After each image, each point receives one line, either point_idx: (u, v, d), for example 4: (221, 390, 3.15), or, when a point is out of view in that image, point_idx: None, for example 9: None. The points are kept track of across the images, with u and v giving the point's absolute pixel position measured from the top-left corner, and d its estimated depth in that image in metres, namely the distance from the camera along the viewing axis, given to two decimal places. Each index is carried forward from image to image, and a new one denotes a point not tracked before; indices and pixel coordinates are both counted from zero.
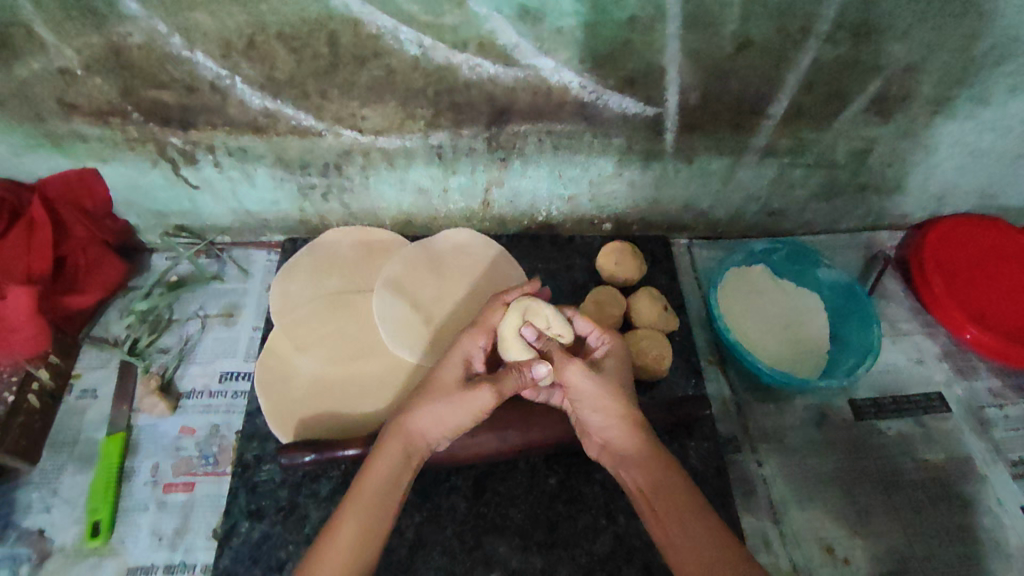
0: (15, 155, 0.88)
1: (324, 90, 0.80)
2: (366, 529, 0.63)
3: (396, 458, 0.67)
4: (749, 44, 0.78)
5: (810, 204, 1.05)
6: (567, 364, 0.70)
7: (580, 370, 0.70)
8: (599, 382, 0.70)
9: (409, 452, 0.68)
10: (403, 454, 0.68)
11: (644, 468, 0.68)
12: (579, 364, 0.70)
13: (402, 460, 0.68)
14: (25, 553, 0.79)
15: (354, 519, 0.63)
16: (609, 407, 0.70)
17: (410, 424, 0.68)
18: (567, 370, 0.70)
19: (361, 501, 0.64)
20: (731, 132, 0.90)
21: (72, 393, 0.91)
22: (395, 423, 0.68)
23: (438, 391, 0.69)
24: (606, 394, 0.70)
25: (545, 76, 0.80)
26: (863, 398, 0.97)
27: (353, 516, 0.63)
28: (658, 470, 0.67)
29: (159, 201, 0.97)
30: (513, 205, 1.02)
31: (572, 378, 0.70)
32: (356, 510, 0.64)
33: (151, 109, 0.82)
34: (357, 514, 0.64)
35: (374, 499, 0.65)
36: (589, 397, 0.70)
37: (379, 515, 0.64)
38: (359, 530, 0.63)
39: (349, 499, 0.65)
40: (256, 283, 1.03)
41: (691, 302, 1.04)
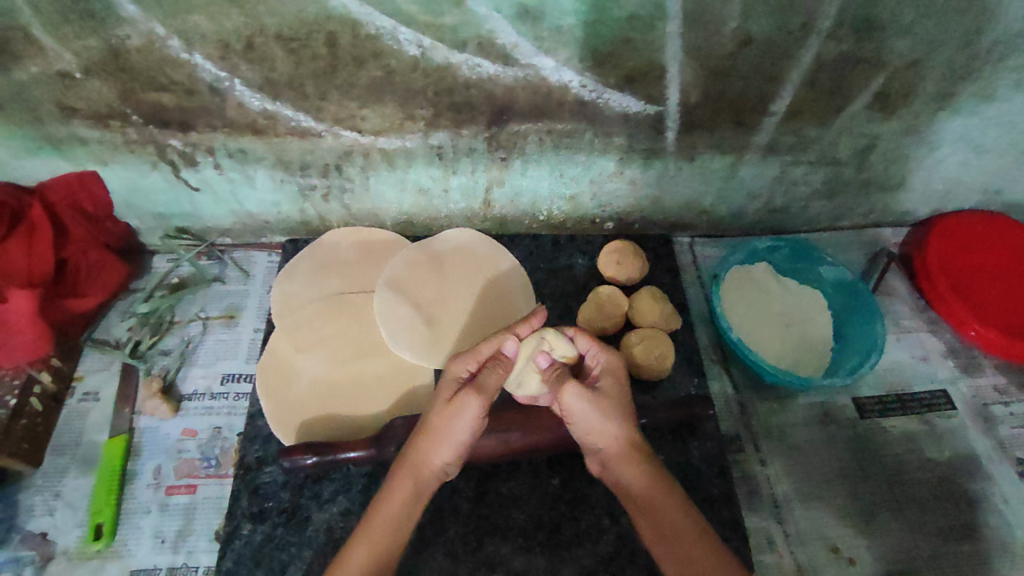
0: (16, 159, 0.88)
1: (323, 91, 0.80)
2: (378, 561, 0.66)
3: (405, 488, 0.68)
4: (750, 41, 0.77)
5: (813, 201, 1.05)
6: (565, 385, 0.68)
7: (576, 392, 0.68)
8: (593, 404, 0.69)
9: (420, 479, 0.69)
10: (413, 487, 0.68)
11: (653, 507, 0.68)
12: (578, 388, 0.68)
13: (412, 493, 0.69)
14: (28, 556, 0.79)
15: (364, 552, 0.66)
16: (607, 431, 0.69)
17: (417, 455, 0.68)
18: (566, 393, 0.68)
19: (372, 532, 0.67)
20: (733, 130, 0.90)
21: (74, 395, 0.91)
22: (403, 459, 0.69)
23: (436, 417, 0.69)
24: (600, 421, 0.69)
25: (545, 76, 0.80)
26: (867, 396, 0.96)
27: (365, 549, 0.66)
28: (667, 510, 0.68)
29: (160, 203, 0.97)
30: (513, 204, 1.01)
31: (568, 401, 0.68)
32: (368, 537, 0.67)
33: (150, 112, 0.82)
34: (369, 547, 0.66)
35: (384, 532, 0.67)
36: (596, 426, 0.69)
37: (389, 548, 0.67)
38: (372, 562, 0.65)
39: (359, 534, 0.67)
40: (257, 285, 1.03)
41: (694, 300, 1.04)
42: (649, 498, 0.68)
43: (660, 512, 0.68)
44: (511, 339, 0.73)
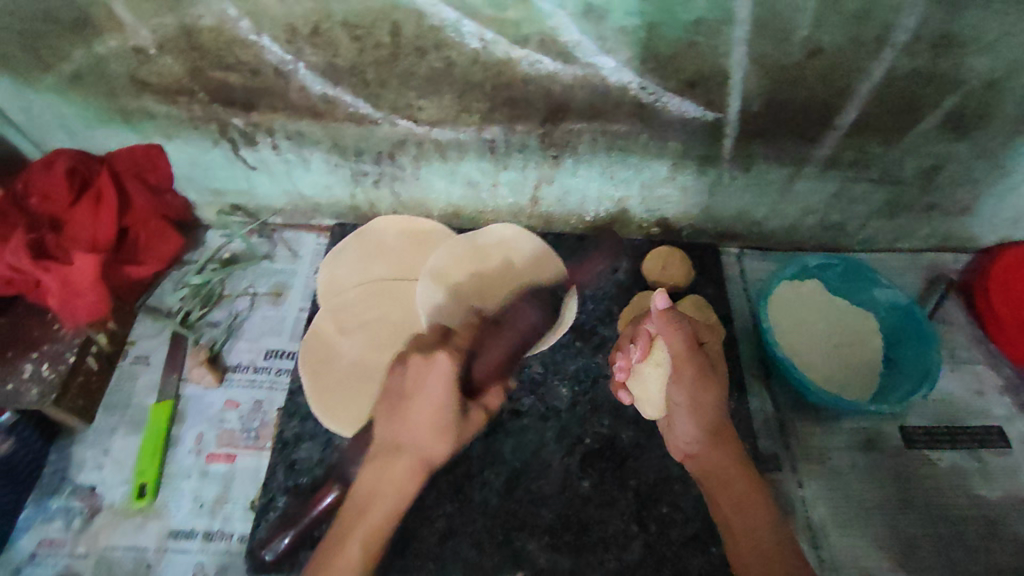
0: (88, 128, 0.92)
1: (383, 79, 0.81)
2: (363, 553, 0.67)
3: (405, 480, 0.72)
4: (819, 51, 0.75)
5: (870, 221, 1.01)
6: (690, 371, 0.74)
7: (695, 375, 0.74)
8: (709, 399, 0.76)
9: (416, 463, 0.73)
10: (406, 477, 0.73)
11: (722, 473, 0.76)
12: (698, 366, 0.75)
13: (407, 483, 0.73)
14: (78, 507, 0.82)
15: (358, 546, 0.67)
16: (705, 420, 0.76)
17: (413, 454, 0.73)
18: (687, 369, 0.74)
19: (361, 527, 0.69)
20: (793, 142, 0.87)
21: (126, 358, 0.94)
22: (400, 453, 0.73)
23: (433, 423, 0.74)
24: (697, 412, 0.76)
25: (604, 75, 0.79)
26: (915, 426, 0.93)
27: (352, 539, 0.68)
28: (735, 482, 0.75)
29: (217, 179, 1.00)
30: (561, 203, 1.01)
31: (683, 376, 0.75)
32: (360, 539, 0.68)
33: (216, 89, 0.84)
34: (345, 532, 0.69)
35: (370, 531, 0.69)
36: (694, 399, 0.76)
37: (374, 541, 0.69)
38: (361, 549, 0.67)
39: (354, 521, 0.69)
40: (304, 265, 1.04)
41: (738, 311, 1.01)
42: (720, 469, 0.76)
43: (728, 485, 0.75)
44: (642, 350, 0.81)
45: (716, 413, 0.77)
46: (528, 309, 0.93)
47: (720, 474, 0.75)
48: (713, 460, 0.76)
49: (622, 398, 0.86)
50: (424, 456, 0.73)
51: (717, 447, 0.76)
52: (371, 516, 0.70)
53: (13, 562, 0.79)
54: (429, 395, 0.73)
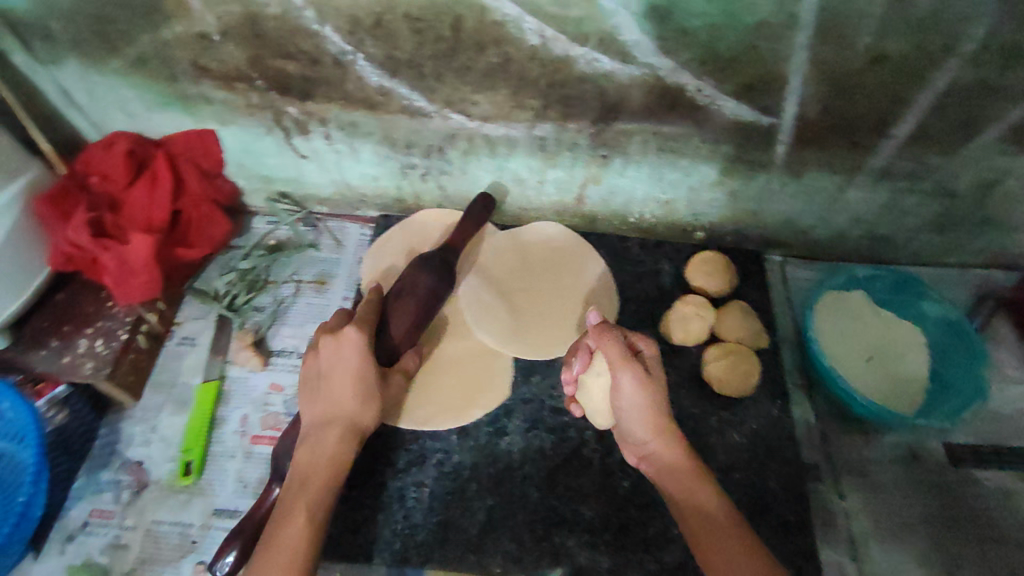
0: (147, 111, 0.94)
1: (440, 73, 0.82)
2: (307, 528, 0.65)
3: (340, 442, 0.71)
4: (882, 58, 0.74)
5: (920, 233, 1.00)
6: (624, 369, 0.70)
7: (633, 378, 0.70)
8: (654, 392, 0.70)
9: (344, 430, 0.71)
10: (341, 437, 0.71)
11: (680, 482, 0.69)
12: (633, 368, 0.70)
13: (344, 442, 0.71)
14: (126, 481, 0.84)
15: (300, 519, 0.65)
16: (652, 426, 0.71)
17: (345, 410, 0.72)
18: (622, 371, 0.71)
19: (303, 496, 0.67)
20: (848, 150, 0.86)
21: (174, 338, 0.96)
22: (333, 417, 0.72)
23: (360, 384, 0.72)
24: (648, 413, 0.71)
25: (661, 76, 0.79)
26: (961, 443, 0.91)
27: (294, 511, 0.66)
28: (693, 493, 0.68)
29: (268, 167, 1.02)
30: (606, 203, 1.01)
31: (623, 383, 0.71)
32: (303, 517, 0.65)
33: (275, 77, 0.86)
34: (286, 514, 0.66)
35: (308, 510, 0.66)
36: (633, 405, 0.71)
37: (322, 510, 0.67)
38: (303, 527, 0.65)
39: (292, 496, 0.67)
40: (348, 254, 1.06)
41: (781, 320, 1.01)
42: (678, 481, 0.69)
43: (685, 498, 0.68)
44: (580, 359, 0.79)
45: (667, 417, 0.71)
46: (421, 275, 0.82)
47: (678, 483, 0.69)
48: (670, 470, 0.70)
49: (577, 412, 0.83)
50: (353, 419, 0.72)
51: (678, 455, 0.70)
52: (310, 489, 0.68)
53: (65, 530, 0.81)
54: (343, 364, 0.72)
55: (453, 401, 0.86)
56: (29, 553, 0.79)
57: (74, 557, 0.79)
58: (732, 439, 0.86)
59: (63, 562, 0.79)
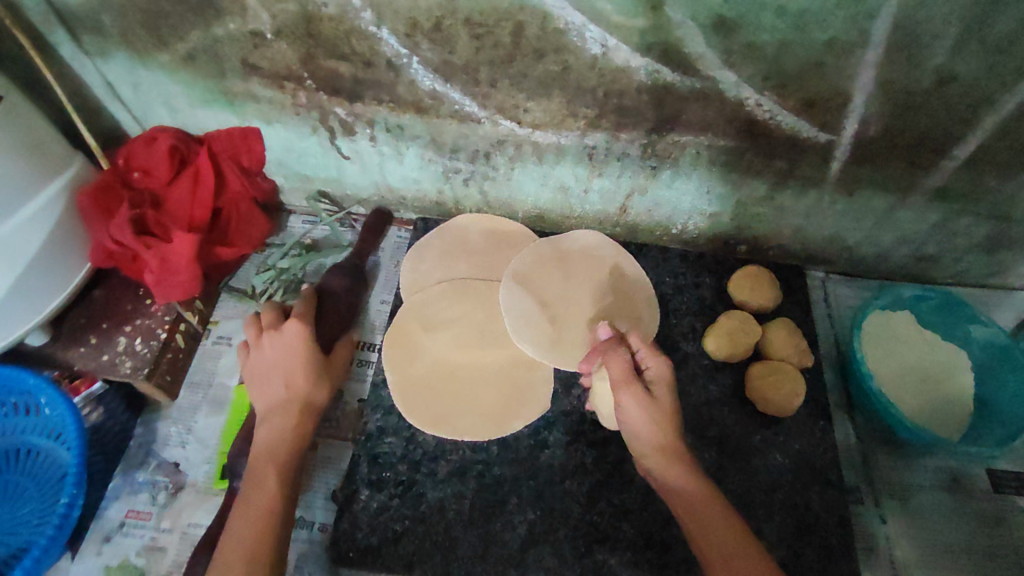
0: (192, 108, 0.93)
1: (495, 79, 0.80)
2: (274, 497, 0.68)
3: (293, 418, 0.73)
4: (951, 79, 0.73)
5: (968, 255, 0.98)
6: (622, 392, 0.71)
7: (633, 399, 0.71)
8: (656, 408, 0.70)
9: (298, 408, 0.74)
10: (299, 413, 0.74)
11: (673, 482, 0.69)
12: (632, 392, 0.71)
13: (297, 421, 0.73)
14: (162, 482, 0.83)
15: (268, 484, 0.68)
16: (658, 439, 0.70)
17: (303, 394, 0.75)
18: (622, 392, 0.71)
19: (271, 470, 0.69)
20: (904, 170, 0.85)
21: (210, 337, 0.95)
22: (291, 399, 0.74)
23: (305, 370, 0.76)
24: (653, 422, 0.70)
25: (722, 89, 0.78)
26: (1005, 470, 0.90)
27: (262, 480, 0.69)
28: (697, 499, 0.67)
29: (309, 166, 1.00)
30: (650, 213, 1.00)
31: (624, 402, 0.71)
32: (272, 483, 0.69)
33: (325, 78, 0.84)
34: (259, 484, 0.68)
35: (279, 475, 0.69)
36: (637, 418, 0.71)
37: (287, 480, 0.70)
38: (273, 497, 0.68)
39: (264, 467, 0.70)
40: (385, 257, 1.04)
41: (822, 339, 0.99)
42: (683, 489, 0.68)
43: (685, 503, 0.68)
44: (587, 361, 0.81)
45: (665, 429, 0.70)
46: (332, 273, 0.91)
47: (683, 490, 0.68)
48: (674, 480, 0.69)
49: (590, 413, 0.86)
50: (303, 396, 0.75)
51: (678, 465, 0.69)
52: (275, 462, 0.70)
53: (102, 530, 0.80)
54: (285, 354, 0.76)
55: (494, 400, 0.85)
56: (67, 553, 0.78)
57: (110, 558, 0.78)
58: (776, 459, 0.85)
59: (100, 562, 0.78)
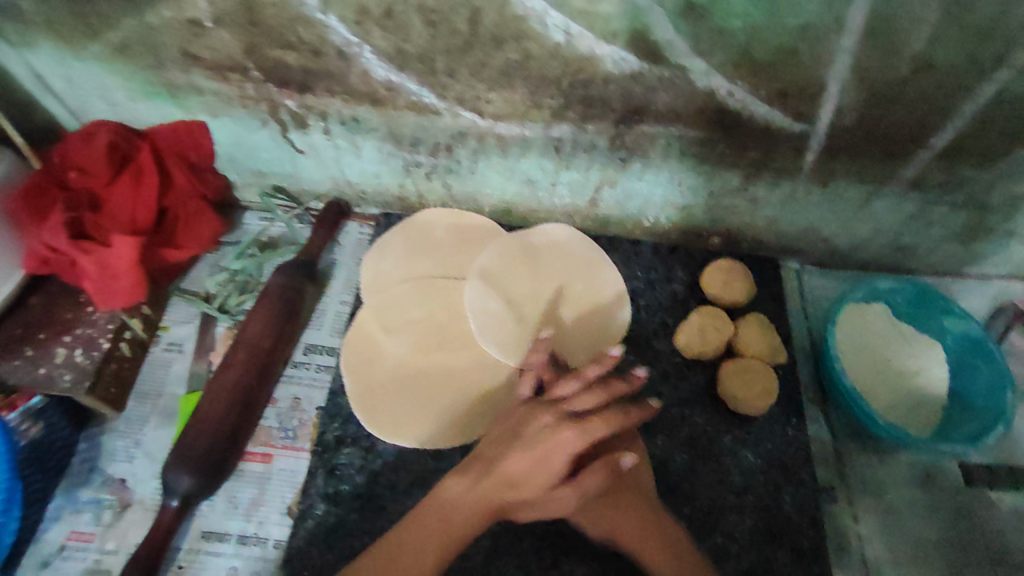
0: (131, 101, 0.86)
1: (453, 68, 0.76)
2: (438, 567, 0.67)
3: (465, 481, 0.71)
4: (929, 67, 0.69)
5: (943, 245, 0.96)
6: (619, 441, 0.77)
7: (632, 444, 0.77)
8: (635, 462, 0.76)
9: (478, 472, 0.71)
10: (467, 479, 0.71)
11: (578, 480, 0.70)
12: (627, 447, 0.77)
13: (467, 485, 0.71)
14: (107, 500, 0.79)
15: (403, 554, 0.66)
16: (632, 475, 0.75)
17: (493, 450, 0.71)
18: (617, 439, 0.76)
19: (438, 534, 0.68)
20: (879, 160, 0.82)
21: (159, 343, 0.90)
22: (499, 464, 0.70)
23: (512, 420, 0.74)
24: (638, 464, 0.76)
25: (692, 79, 0.74)
26: (975, 463, 0.89)
27: (416, 541, 0.68)
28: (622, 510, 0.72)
29: (262, 160, 0.95)
30: (621, 206, 0.96)
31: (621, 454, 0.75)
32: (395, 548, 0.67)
33: (272, 68, 0.79)
34: (430, 544, 0.68)
35: (419, 540, 0.68)
36: (561, 446, 0.68)
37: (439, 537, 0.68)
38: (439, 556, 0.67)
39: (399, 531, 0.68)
40: (346, 254, 1.00)
41: (797, 332, 0.97)
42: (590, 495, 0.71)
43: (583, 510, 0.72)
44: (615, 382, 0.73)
45: (634, 471, 0.76)
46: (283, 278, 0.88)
47: (613, 502, 0.72)
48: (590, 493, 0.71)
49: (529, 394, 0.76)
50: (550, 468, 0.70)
51: (642, 485, 0.75)
52: (449, 526, 0.69)
53: (41, 554, 0.76)
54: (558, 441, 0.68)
55: (451, 408, 0.82)
56: None
57: None
58: (747, 460, 0.83)
59: None
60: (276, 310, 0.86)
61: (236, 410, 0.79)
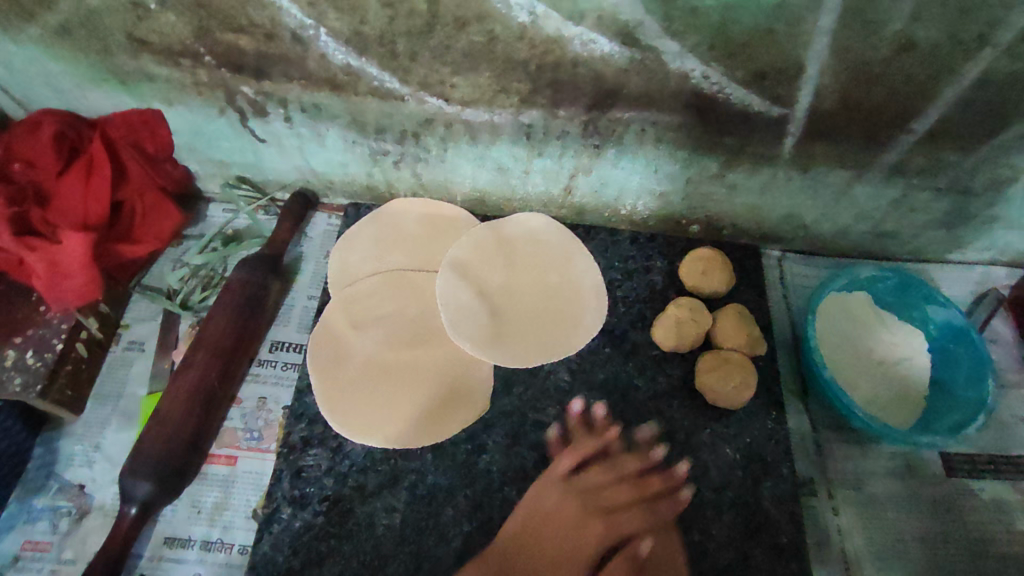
0: (79, 89, 0.82)
1: (415, 52, 0.72)
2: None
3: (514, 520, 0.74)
4: (910, 47, 0.67)
5: (926, 231, 0.94)
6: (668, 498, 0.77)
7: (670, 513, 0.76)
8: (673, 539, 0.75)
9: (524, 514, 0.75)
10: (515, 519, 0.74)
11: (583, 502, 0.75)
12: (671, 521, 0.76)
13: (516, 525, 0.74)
14: (65, 507, 0.76)
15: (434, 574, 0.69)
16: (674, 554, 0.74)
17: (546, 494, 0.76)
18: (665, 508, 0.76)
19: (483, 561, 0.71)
20: (861, 144, 0.79)
21: (119, 343, 0.87)
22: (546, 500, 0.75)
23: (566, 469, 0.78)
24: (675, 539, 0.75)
25: (665, 61, 0.70)
26: (957, 453, 0.88)
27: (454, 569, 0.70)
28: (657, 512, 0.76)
29: (222, 150, 0.91)
30: (596, 194, 0.93)
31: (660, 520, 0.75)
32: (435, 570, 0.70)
33: (225, 53, 0.75)
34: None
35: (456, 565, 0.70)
36: (593, 481, 0.77)
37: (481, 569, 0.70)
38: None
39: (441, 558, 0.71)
40: (313, 246, 0.96)
41: (777, 322, 0.95)
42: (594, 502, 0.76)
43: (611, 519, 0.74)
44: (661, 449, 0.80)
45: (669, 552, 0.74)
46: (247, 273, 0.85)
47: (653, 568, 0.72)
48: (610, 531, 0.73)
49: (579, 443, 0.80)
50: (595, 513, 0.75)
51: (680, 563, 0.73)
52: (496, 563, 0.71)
53: None
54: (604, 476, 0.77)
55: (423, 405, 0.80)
56: None
57: None
58: (725, 454, 0.81)
59: None
60: (239, 306, 0.82)
61: (197, 415, 0.76)
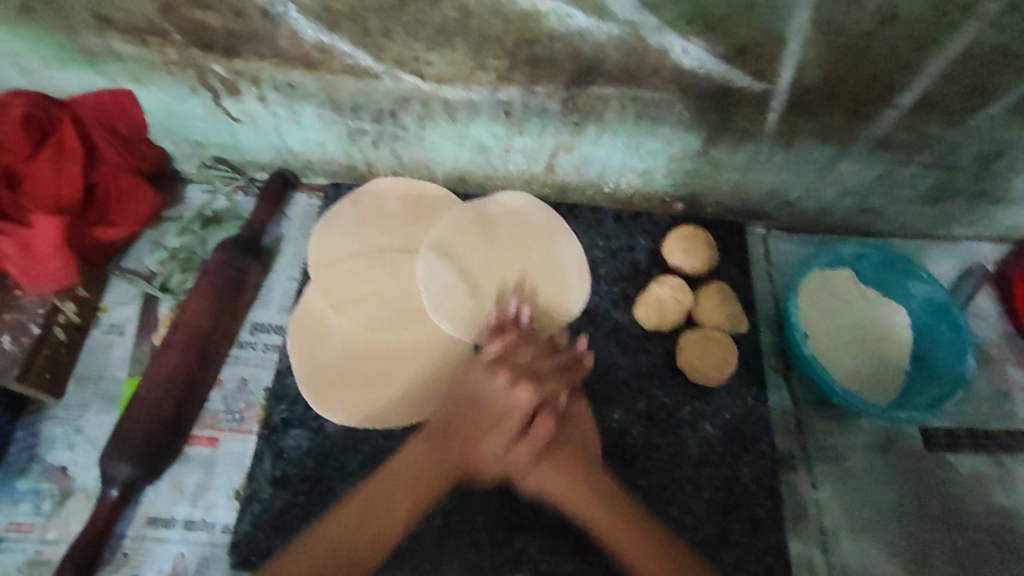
0: (46, 69, 0.80)
1: (387, 28, 0.70)
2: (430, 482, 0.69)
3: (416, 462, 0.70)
4: (893, 19, 0.65)
5: (911, 207, 0.93)
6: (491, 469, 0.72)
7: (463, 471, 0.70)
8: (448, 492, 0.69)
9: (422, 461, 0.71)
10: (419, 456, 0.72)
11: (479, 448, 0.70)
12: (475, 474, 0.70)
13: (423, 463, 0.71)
14: (48, 489, 0.77)
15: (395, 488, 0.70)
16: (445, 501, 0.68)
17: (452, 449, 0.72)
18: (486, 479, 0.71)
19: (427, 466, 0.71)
20: (844, 119, 0.78)
21: (98, 326, 0.87)
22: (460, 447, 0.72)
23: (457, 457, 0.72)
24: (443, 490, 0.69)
25: (643, 35, 0.69)
26: (936, 428, 0.89)
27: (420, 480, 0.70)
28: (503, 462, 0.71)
29: (197, 130, 0.89)
30: (579, 172, 0.92)
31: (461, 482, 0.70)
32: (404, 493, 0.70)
33: (193, 31, 0.73)
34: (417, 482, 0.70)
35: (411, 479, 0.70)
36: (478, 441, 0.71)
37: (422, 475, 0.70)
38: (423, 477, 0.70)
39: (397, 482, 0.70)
40: (293, 227, 0.95)
41: (761, 298, 0.95)
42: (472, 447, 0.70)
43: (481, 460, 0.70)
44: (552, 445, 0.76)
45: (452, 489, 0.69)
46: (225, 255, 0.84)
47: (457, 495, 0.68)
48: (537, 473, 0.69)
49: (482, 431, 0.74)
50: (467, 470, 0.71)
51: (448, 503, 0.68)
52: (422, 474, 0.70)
53: None
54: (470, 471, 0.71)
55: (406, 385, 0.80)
56: None
57: None
58: (705, 431, 0.81)
59: None
60: (214, 287, 0.82)
61: (174, 399, 0.76)
